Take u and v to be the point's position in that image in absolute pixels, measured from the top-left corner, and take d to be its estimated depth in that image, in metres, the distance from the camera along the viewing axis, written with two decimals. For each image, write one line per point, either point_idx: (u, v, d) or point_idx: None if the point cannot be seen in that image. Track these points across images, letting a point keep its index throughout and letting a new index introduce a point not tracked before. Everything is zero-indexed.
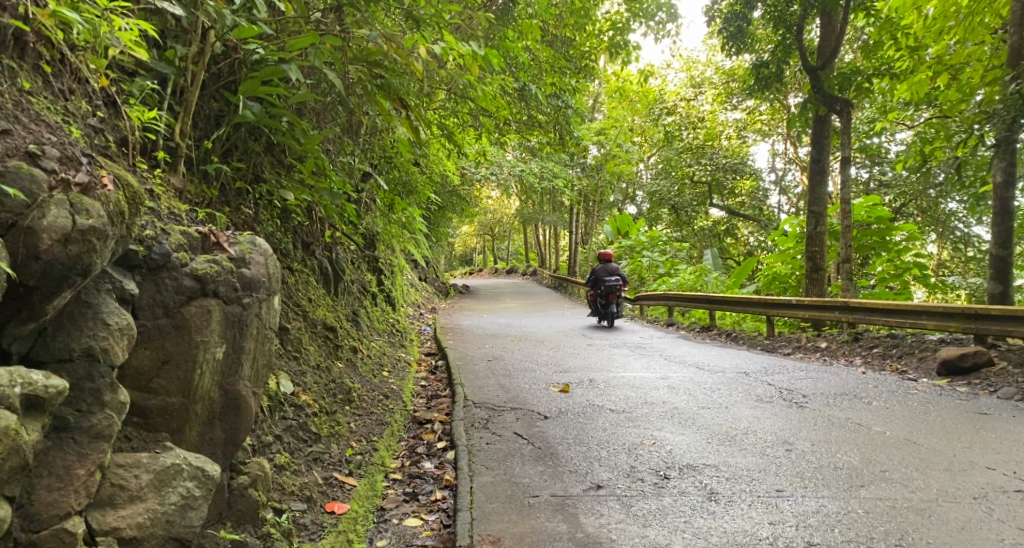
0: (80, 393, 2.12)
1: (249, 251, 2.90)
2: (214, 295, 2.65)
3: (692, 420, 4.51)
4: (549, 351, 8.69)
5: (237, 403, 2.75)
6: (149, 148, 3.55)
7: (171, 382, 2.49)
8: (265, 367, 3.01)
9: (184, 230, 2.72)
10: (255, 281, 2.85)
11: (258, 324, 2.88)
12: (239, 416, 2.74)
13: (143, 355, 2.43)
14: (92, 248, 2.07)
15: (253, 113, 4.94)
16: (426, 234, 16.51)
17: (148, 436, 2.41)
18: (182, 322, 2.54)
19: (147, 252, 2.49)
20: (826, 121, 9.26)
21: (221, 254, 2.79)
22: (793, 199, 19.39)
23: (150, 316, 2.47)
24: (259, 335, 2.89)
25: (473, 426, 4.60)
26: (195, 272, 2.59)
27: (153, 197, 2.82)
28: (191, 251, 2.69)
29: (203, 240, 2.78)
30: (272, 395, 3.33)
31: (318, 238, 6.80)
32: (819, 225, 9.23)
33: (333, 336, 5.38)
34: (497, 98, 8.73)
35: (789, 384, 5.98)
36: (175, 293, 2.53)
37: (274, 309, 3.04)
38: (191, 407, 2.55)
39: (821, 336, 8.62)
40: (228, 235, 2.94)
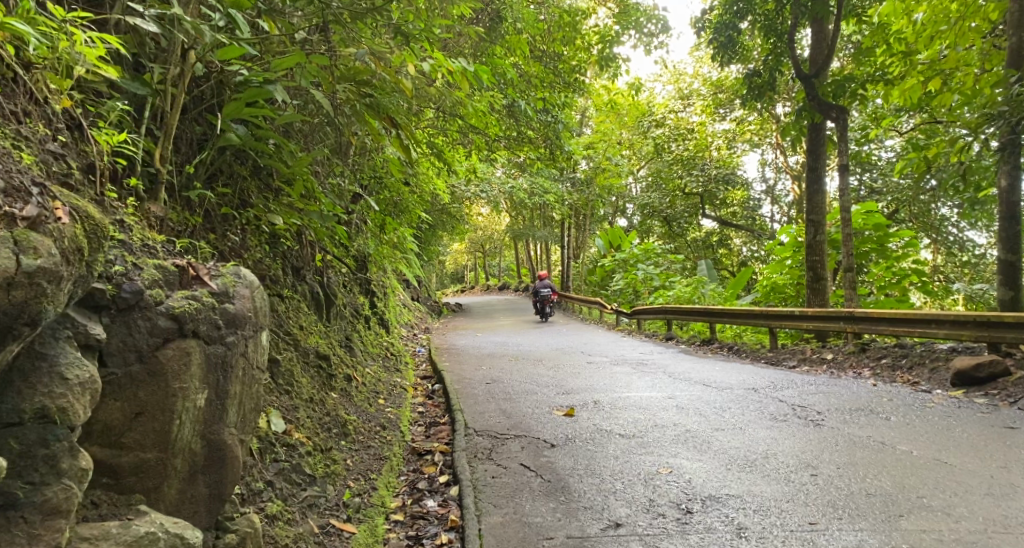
0: (32, 462, 1.90)
1: (232, 283, 2.69)
2: (193, 335, 2.45)
3: (708, 443, 4.31)
4: (549, 370, 8.46)
5: (223, 453, 2.55)
6: (117, 175, 3.34)
7: (145, 436, 2.28)
8: (253, 408, 2.81)
9: (160, 263, 2.49)
10: (239, 318, 2.65)
11: (243, 365, 2.69)
12: (224, 469, 2.54)
13: (113, 408, 2.22)
14: (41, 293, 1.87)
15: (237, 136, 4.73)
16: (418, 253, 16.29)
17: (119, 499, 2.19)
18: (158, 368, 2.33)
19: (117, 291, 2.26)
20: (821, 129, 9.08)
21: (201, 288, 2.58)
22: (784, 208, 19.33)
23: (121, 363, 2.26)
24: (245, 377, 2.70)
25: (477, 457, 4.37)
26: (170, 310, 2.39)
27: (122, 228, 2.59)
28: (167, 286, 2.47)
29: (181, 274, 2.56)
30: (262, 437, 3.10)
31: (308, 263, 6.57)
32: (818, 234, 9.07)
33: (326, 365, 5.15)
34: (486, 115, 8.57)
35: (800, 400, 5.79)
36: (148, 335, 2.33)
37: (261, 347, 2.87)
38: (170, 462, 2.35)
39: (826, 347, 8.44)
40: (209, 266, 2.72)
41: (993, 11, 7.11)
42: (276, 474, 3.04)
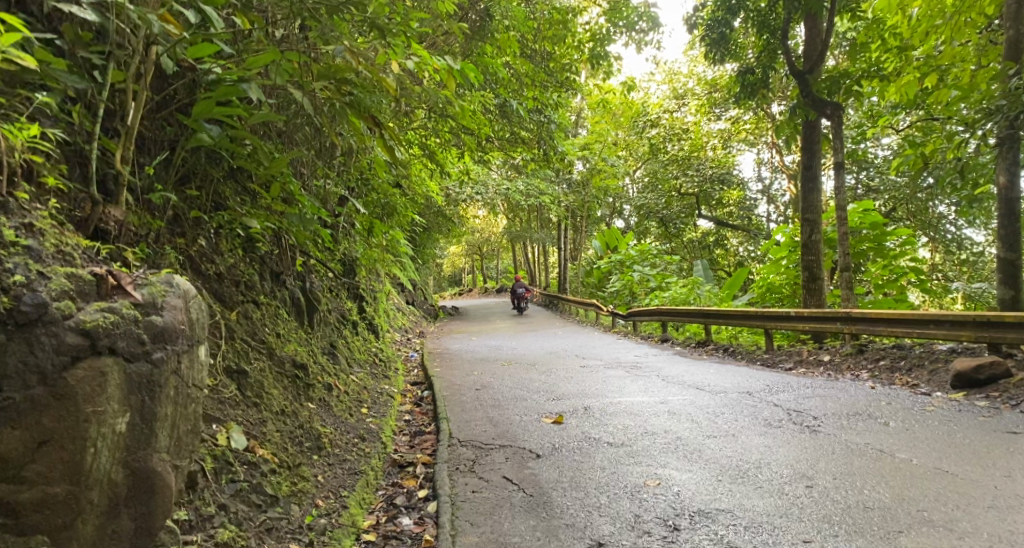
0: None
1: (161, 293, 2.53)
2: (110, 352, 2.28)
3: (699, 452, 4.11)
4: (540, 375, 8.27)
5: (152, 483, 2.39)
6: (34, 173, 3.10)
7: (52, 467, 2.12)
8: (191, 430, 2.66)
9: (72, 272, 2.33)
10: (168, 332, 2.48)
11: (174, 386, 2.53)
12: (153, 500, 2.39)
13: (11, 438, 2.05)
14: None
15: (211, 137, 4.53)
16: (412, 256, 16.10)
17: (17, 540, 2.04)
18: (65, 391, 2.17)
19: (14, 304, 2.11)
20: (815, 126, 8.85)
21: (122, 299, 2.41)
22: (780, 207, 19.18)
23: (20, 386, 2.08)
24: (177, 398, 2.54)
25: (458, 469, 4.17)
26: (80, 325, 2.22)
27: (33, 233, 2.40)
28: (79, 298, 2.31)
29: (99, 284, 2.39)
30: (216, 457, 2.94)
31: (289, 268, 6.39)
32: (814, 233, 8.89)
33: (303, 374, 4.97)
34: (474, 115, 8.40)
35: (796, 404, 5.60)
36: (54, 354, 2.16)
37: (197, 364, 2.70)
38: (84, 495, 2.19)
39: (823, 348, 8.26)
40: (135, 276, 2.56)
41: (989, 7, 6.87)
42: (230, 498, 2.86)
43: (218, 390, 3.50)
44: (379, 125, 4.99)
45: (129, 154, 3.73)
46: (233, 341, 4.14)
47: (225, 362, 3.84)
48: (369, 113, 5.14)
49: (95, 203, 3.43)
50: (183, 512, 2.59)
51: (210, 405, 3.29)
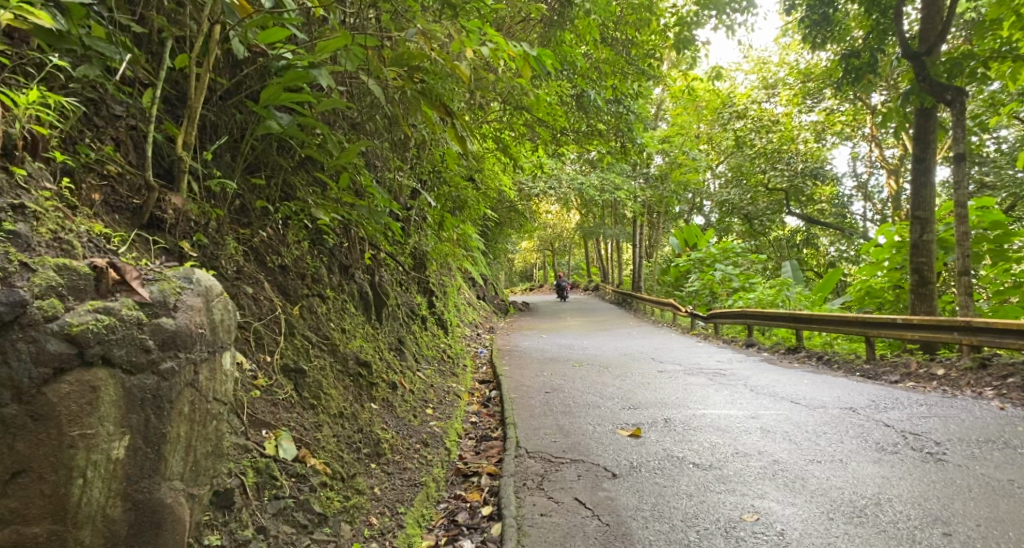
0: None
1: (175, 292, 2.25)
2: (104, 362, 2.01)
3: (802, 481, 3.59)
4: (614, 378, 7.80)
5: (158, 516, 2.10)
6: (38, 147, 2.78)
7: (28, 501, 1.87)
8: (212, 450, 2.37)
9: (68, 264, 2.07)
10: (180, 337, 2.19)
11: (190, 401, 2.24)
12: (161, 535, 2.10)
13: None
14: None
15: (279, 124, 4.28)
16: (483, 250, 15.84)
17: None
18: (46, 411, 1.90)
19: None
20: (931, 114, 7.93)
21: (125, 296, 2.13)
22: (878, 204, 17.80)
23: None
24: (194, 413, 2.26)
25: (525, 486, 3.80)
26: (66, 330, 1.94)
27: (22, 218, 2.22)
28: (72, 296, 2.03)
29: (98, 278, 2.11)
30: (260, 471, 2.68)
31: (357, 261, 6.19)
32: (925, 232, 8.01)
33: (367, 372, 4.73)
34: (550, 105, 7.99)
35: (911, 425, 4.93)
36: (32, 365, 1.88)
37: (221, 375, 2.43)
38: (70, 535, 1.92)
39: (935, 360, 7.41)
40: (144, 269, 2.26)
41: None
42: (271, 518, 2.59)
43: (270, 392, 3.26)
44: (453, 113, 4.69)
45: (193, 141, 3.59)
46: (293, 338, 3.92)
47: (281, 362, 3.61)
48: (442, 102, 4.85)
49: (148, 190, 3.25)
50: (215, 536, 2.33)
51: (260, 409, 3.04)
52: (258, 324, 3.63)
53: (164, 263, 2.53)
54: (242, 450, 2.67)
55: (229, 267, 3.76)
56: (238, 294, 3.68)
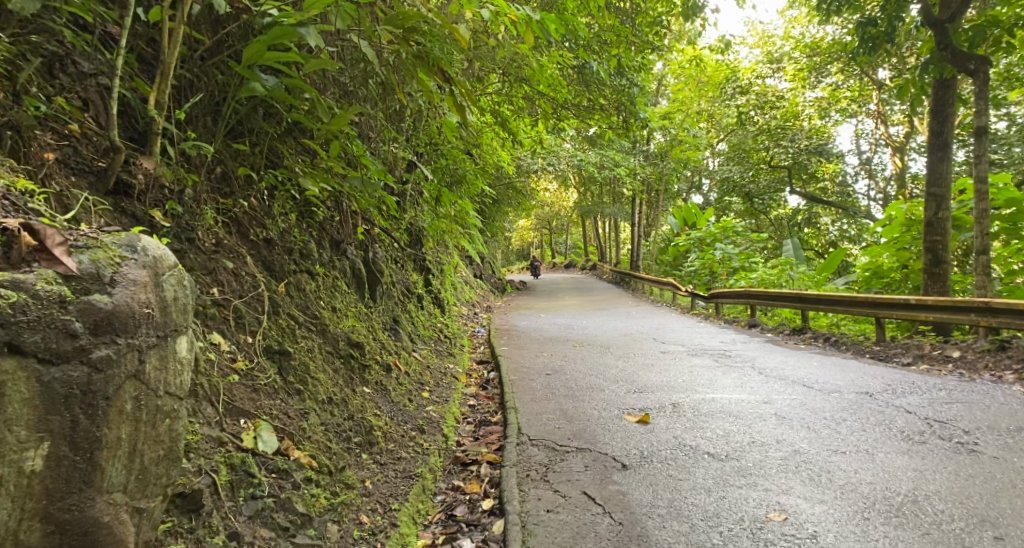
0: None
1: (113, 263, 1.92)
2: (13, 351, 1.68)
3: (829, 474, 3.33)
4: (616, 360, 7.53)
5: (90, 538, 1.81)
6: None
7: None
8: (165, 455, 2.07)
9: None
10: (114, 319, 1.88)
11: (136, 395, 1.95)
12: None
13: None
14: None
15: (263, 86, 3.92)
16: (481, 228, 15.53)
17: None
18: None
19: None
20: (950, 85, 7.59)
21: (45, 266, 1.81)
22: (880, 183, 17.48)
23: None
24: (142, 409, 1.97)
25: (528, 477, 3.54)
26: None
27: None
28: None
29: (10, 246, 1.79)
30: (234, 468, 2.39)
31: (349, 236, 5.86)
32: (941, 210, 7.71)
33: (359, 354, 4.44)
34: (551, 74, 7.60)
35: (934, 411, 4.67)
36: None
37: (174, 367, 2.13)
38: None
39: (949, 342, 7.15)
40: (74, 235, 1.94)
41: None
42: (246, 522, 2.30)
43: (250, 377, 2.97)
44: (453, 78, 4.35)
45: (166, 100, 3.26)
46: (278, 318, 3.61)
47: (264, 344, 3.32)
48: (442, 68, 4.50)
49: (112, 152, 2.93)
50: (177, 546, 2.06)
51: (238, 396, 2.76)
52: (237, 303, 3.33)
53: (104, 229, 2.20)
54: (213, 444, 2.39)
55: (207, 241, 3.45)
56: (217, 269, 3.38)
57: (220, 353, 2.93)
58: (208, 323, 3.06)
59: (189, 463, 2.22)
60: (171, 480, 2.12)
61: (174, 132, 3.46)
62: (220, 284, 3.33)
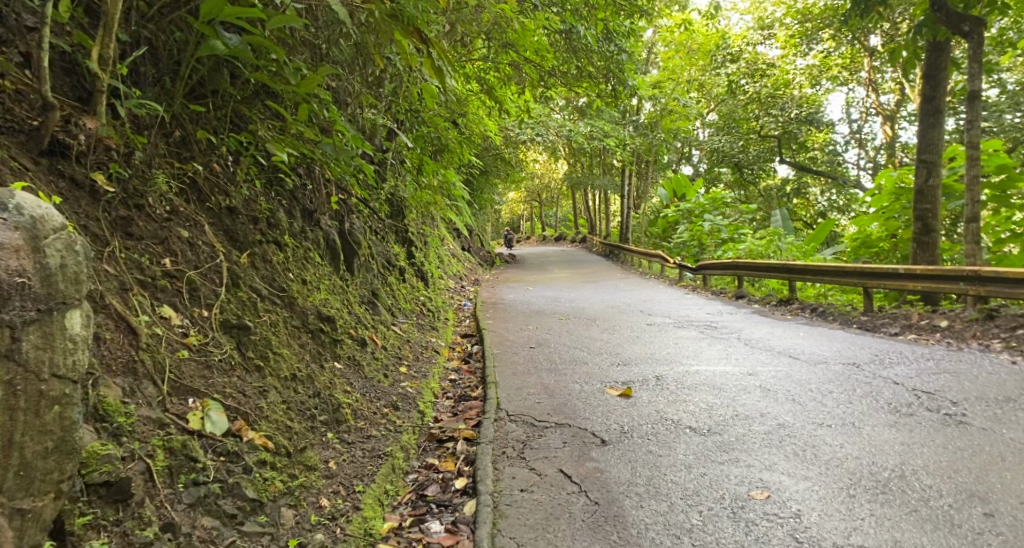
0: None
1: None
2: None
3: (814, 449, 3.21)
4: (602, 333, 7.39)
5: None
6: None
7: None
8: (55, 448, 1.80)
9: None
10: None
11: (12, 376, 1.70)
12: None
13: None
14: None
15: (225, 46, 3.63)
16: (468, 200, 15.29)
17: None
18: None
19: None
20: (943, 48, 7.38)
21: None
22: (870, 152, 17.32)
23: None
24: (24, 392, 1.73)
25: (504, 456, 3.40)
26: None
27: None
28: None
29: None
30: (174, 454, 2.23)
31: (324, 206, 5.64)
32: (931, 177, 7.56)
33: (331, 327, 4.26)
34: (535, 38, 7.33)
35: (921, 382, 4.56)
36: None
37: (68, 346, 1.85)
38: None
39: (938, 311, 7.06)
40: None
41: None
42: (185, 511, 2.14)
43: (203, 353, 2.79)
44: (428, 38, 4.10)
45: (110, 56, 3.04)
46: (238, 291, 3.42)
47: (221, 318, 3.14)
48: (417, 28, 4.25)
49: (45, 110, 2.72)
50: (98, 541, 1.87)
51: (188, 374, 2.59)
52: (192, 275, 3.14)
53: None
54: (152, 426, 2.24)
55: (159, 208, 3.23)
56: (170, 239, 3.18)
57: (170, 328, 2.75)
58: (158, 296, 2.87)
59: (121, 448, 2.08)
60: (89, 467, 1.94)
61: (120, 87, 3.19)
62: (173, 254, 3.13)
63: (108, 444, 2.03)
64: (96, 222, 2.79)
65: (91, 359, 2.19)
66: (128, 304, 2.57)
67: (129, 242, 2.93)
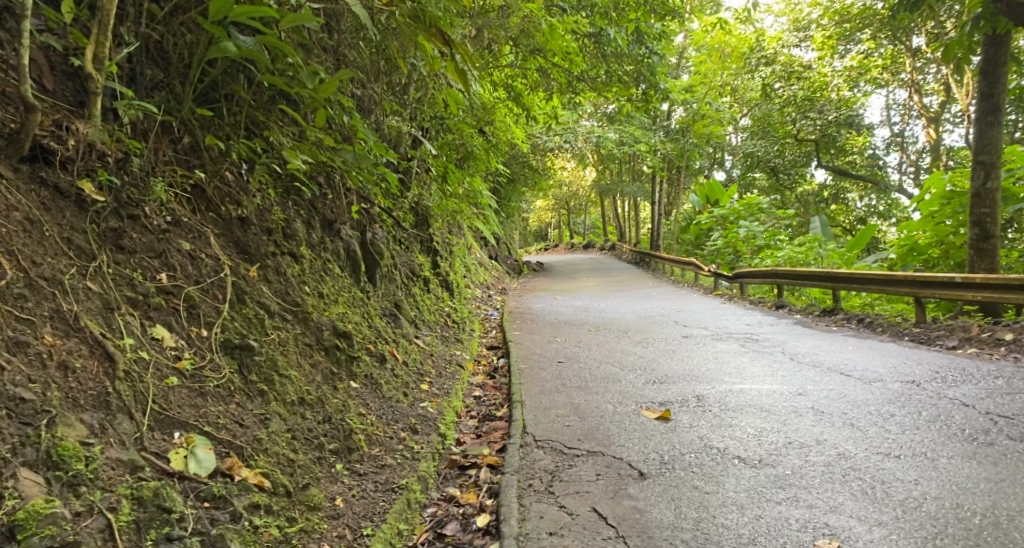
0: None
1: None
2: None
3: (884, 486, 2.83)
4: (636, 346, 7.02)
5: None
6: None
7: None
8: None
9: None
10: None
11: None
12: None
13: None
14: None
15: (236, 46, 3.30)
16: (494, 209, 14.98)
17: None
18: None
19: None
20: (1001, 42, 6.85)
21: None
22: (913, 156, 16.59)
23: None
24: None
25: (531, 489, 3.08)
26: None
27: None
28: None
29: None
30: (143, 503, 2.06)
31: (344, 215, 5.38)
32: (989, 180, 7.04)
33: (348, 344, 3.99)
34: (562, 40, 6.99)
35: (994, 405, 4.10)
36: None
37: None
38: None
39: (1001, 324, 6.52)
40: None
41: None
42: None
43: (197, 379, 2.59)
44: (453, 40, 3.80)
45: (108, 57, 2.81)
46: (244, 307, 3.14)
47: (221, 338, 2.87)
48: (440, 29, 3.94)
49: (26, 113, 2.49)
50: None
51: (176, 404, 2.44)
52: (191, 291, 2.88)
53: None
54: (121, 472, 2.09)
55: (157, 218, 2.98)
56: (169, 252, 2.94)
57: (161, 351, 2.55)
58: (150, 315, 2.63)
59: (77, 502, 1.94)
60: (28, 531, 1.80)
61: (115, 88, 2.95)
62: (170, 269, 2.88)
63: (54, 500, 1.90)
64: (81, 234, 2.59)
65: (52, 394, 2.09)
66: (112, 326, 2.43)
67: (120, 257, 2.69)
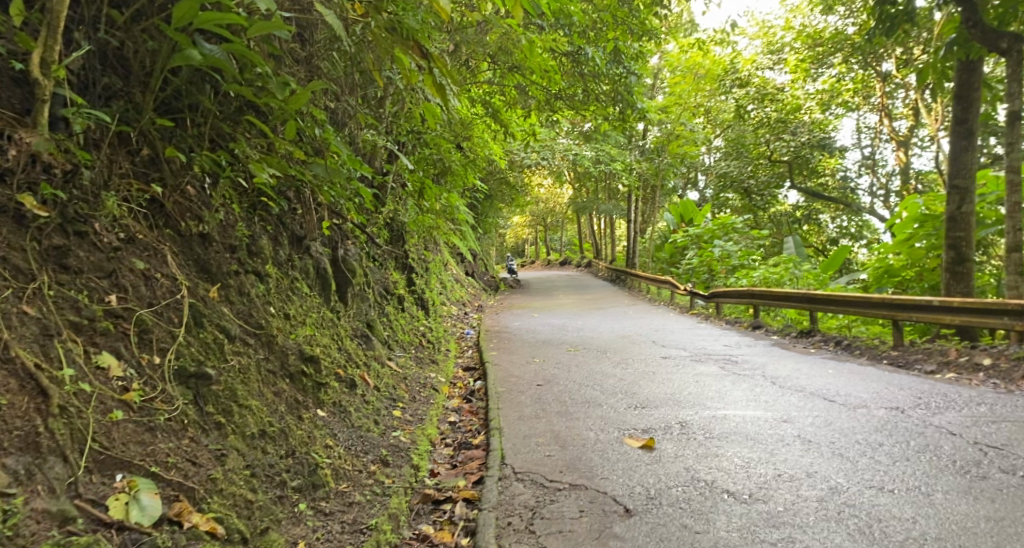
0: None
1: None
2: None
3: (882, 525, 2.69)
4: (615, 367, 6.87)
5: None
6: None
7: None
8: None
9: None
10: None
11: None
12: None
13: None
14: None
15: (201, 53, 3.07)
16: (471, 225, 14.82)
17: None
18: None
19: None
20: (975, 67, 6.89)
21: None
22: (882, 178, 16.84)
23: None
24: None
25: (509, 528, 2.90)
26: None
27: None
28: None
29: None
30: None
31: (315, 231, 5.16)
32: (964, 204, 7.06)
33: (316, 370, 3.77)
34: (542, 57, 6.89)
35: (981, 434, 4.00)
36: None
37: None
38: None
39: (979, 348, 6.49)
40: None
41: None
42: None
43: (145, 413, 2.38)
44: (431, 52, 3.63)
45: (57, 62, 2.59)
46: (202, 331, 2.92)
47: (176, 365, 2.65)
48: (418, 41, 3.77)
49: None
50: None
51: (120, 442, 2.23)
52: (144, 314, 2.66)
53: None
54: (47, 525, 1.90)
55: (109, 235, 2.77)
56: (121, 272, 2.72)
57: (106, 382, 2.34)
58: (96, 341, 2.43)
59: None
60: None
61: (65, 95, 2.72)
62: (121, 290, 2.67)
63: None
64: (20, 253, 2.39)
65: None
66: (49, 356, 2.22)
67: (63, 278, 2.48)
